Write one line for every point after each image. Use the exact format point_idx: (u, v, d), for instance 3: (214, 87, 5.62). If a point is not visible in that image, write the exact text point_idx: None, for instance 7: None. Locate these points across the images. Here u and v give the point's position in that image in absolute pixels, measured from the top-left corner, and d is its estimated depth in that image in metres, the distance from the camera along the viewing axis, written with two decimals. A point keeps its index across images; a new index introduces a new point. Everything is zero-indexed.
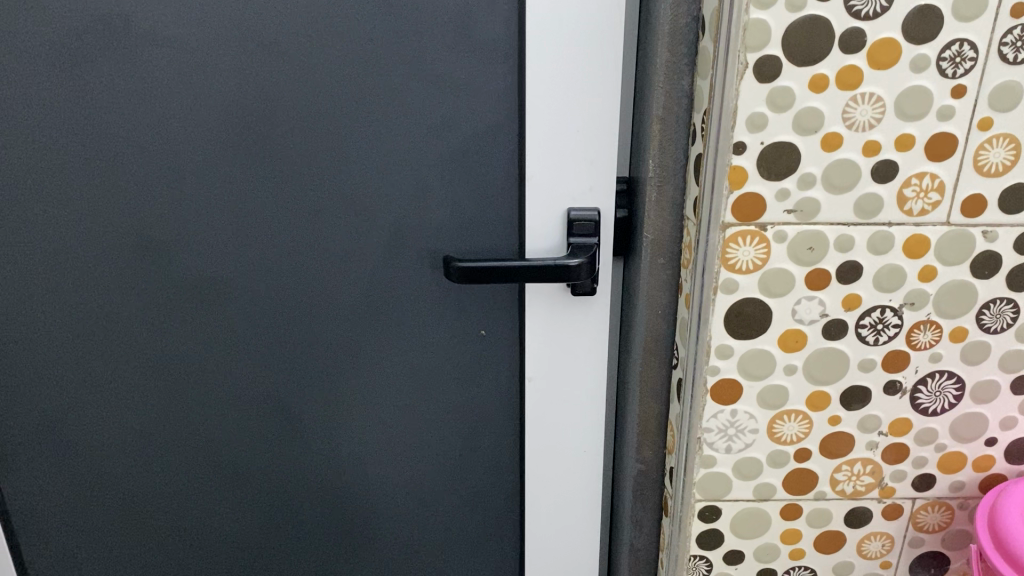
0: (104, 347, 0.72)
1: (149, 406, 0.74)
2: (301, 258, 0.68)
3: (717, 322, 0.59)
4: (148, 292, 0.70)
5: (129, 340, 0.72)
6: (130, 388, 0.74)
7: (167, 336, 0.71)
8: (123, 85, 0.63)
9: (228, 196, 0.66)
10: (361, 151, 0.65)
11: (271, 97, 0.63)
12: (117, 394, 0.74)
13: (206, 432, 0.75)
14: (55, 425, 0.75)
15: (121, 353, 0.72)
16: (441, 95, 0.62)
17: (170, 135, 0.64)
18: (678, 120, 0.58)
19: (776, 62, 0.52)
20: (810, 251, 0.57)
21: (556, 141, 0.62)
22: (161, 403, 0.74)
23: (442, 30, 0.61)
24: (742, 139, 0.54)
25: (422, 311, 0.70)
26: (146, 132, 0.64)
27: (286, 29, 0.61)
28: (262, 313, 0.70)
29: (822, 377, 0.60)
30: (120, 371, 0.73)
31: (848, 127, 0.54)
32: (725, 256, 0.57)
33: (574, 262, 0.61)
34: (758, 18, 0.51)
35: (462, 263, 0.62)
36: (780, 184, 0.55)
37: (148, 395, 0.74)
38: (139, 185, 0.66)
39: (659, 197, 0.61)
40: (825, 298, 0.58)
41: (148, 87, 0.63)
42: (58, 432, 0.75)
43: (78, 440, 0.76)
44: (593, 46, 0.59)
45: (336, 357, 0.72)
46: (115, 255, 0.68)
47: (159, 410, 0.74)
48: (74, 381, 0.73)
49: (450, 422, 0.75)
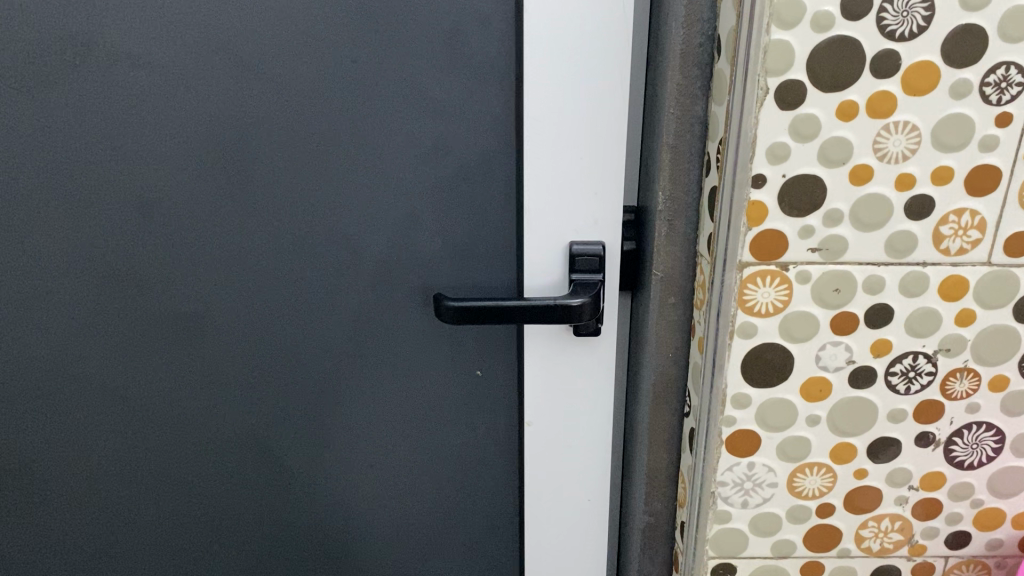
0: (75, 383, 0.67)
1: (120, 444, 0.70)
2: (281, 294, 0.63)
3: (733, 368, 0.54)
4: (117, 326, 0.65)
5: (101, 375, 0.67)
6: (99, 425, 0.69)
7: (139, 372, 0.67)
8: (88, 107, 0.58)
9: (201, 227, 0.61)
10: (345, 181, 0.60)
11: (247, 121, 0.58)
12: (89, 431, 0.69)
13: (183, 470, 0.71)
14: (25, 463, 0.70)
15: (92, 391, 0.68)
16: (432, 119, 0.57)
17: (138, 162, 0.60)
18: (692, 148, 0.53)
19: (800, 87, 0.48)
20: (836, 293, 0.52)
21: (558, 169, 0.57)
22: (137, 440, 0.69)
23: (434, 48, 0.55)
24: (762, 171, 0.49)
25: (414, 347, 0.65)
26: (112, 159, 0.59)
27: (264, 47, 0.56)
28: (241, 350, 0.66)
29: (848, 429, 0.55)
30: (92, 407, 0.68)
31: (879, 159, 0.49)
32: (742, 297, 0.52)
33: (577, 302, 0.55)
34: (780, 38, 0.46)
35: (454, 302, 0.56)
36: (804, 221, 0.51)
37: (121, 433, 0.69)
38: (108, 213, 0.61)
39: (671, 232, 0.55)
40: (852, 343, 0.53)
41: (116, 111, 0.58)
42: (27, 469, 0.71)
43: (48, 479, 0.71)
44: (598, 66, 0.54)
45: (320, 397, 0.68)
46: (83, 287, 0.64)
47: (135, 448, 0.70)
48: (40, 418, 0.69)
49: (446, 463, 0.70)
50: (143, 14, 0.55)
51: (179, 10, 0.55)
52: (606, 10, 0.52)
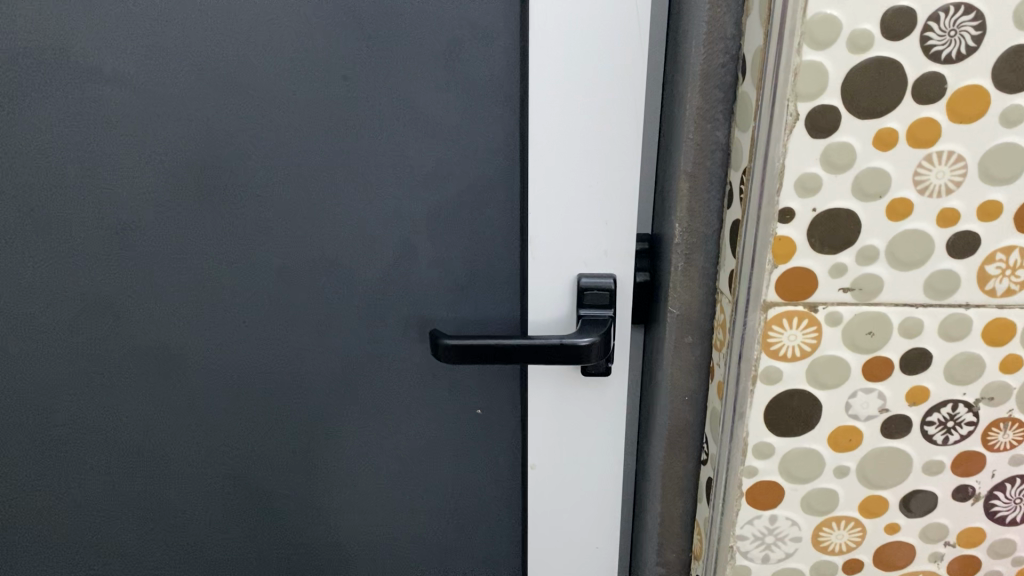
0: (56, 409, 0.65)
1: (104, 474, 0.67)
2: (270, 325, 0.61)
3: (755, 416, 0.49)
4: (99, 355, 0.62)
5: (82, 401, 0.64)
6: (84, 454, 0.67)
7: (123, 402, 0.64)
8: (68, 129, 0.55)
9: (185, 254, 0.58)
10: (336, 209, 0.56)
11: (233, 144, 0.55)
12: (71, 457, 0.67)
13: (170, 502, 0.68)
14: (6, 490, 0.68)
15: (73, 416, 0.65)
16: (430, 142, 0.54)
17: (119, 186, 0.57)
18: (713, 177, 0.48)
19: (833, 113, 0.43)
20: (869, 336, 0.48)
21: (566, 196, 0.52)
22: (120, 467, 0.67)
23: (432, 65, 0.52)
24: (790, 205, 0.45)
25: (412, 380, 0.62)
26: (93, 182, 0.57)
27: (250, 62, 0.53)
28: (229, 381, 0.63)
29: (879, 481, 0.51)
30: (73, 433, 0.66)
31: (920, 192, 0.45)
32: (767, 340, 0.47)
33: (584, 341, 0.51)
34: (812, 59, 0.42)
35: (451, 339, 0.52)
36: (835, 259, 0.46)
37: (104, 458, 0.67)
38: (87, 236, 0.58)
39: (688, 267, 0.50)
40: (885, 391, 0.49)
41: (97, 133, 0.55)
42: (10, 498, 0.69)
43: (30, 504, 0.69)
44: (611, 86, 0.49)
45: (313, 432, 0.65)
46: (62, 311, 0.61)
47: (121, 478, 0.67)
48: (20, 443, 0.66)
49: (444, 497, 0.67)
50: (123, 26, 0.52)
51: (161, 21, 0.52)
52: (619, 26, 0.47)
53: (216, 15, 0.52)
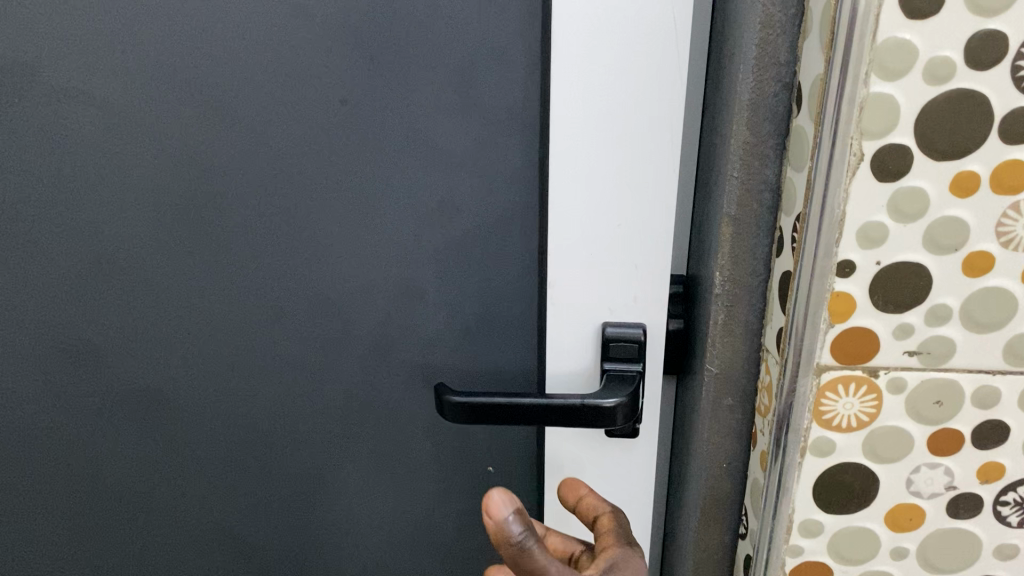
0: (32, 455, 0.60)
1: (90, 526, 0.63)
2: (266, 369, 0.56)
3: (803, 491, 0.43)
4: (81, 400, 0.58)
5: (61, 446, 0.60)
6: (67, 506, 0.62)
7: (108, 450, 0.60)
8: (44, 162, 0.51)
9: (173, 295, 0.54)
10: (335, 248, 0.52)
11: (223, 178, 0.51)
12: (50, 506, 0.62)
13: (160, 555, 0.64)
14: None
15: (53, 467, 0.60)
16: (438, 175, 0.50)
17: (101, 223, 0.52)
18: (760, 220, 0.43)
19: (905, 154, 0.37)
20: (937, 406, 0.41)
21: (590, 236, 0.47)
22: (100, 515, 0.62)
23: (441, 89, 0.48)
24: (850, 257, 0.39)
25: (416, 421, 0.57)
26: (73, 220, 0.52)
27: (239, 82, 0.48)
28: (220, 427, 0.58)
29: (942, 564, 0.45)
30: (54, 483, 0.61)
31: (1003, 245, 0.39)
32: (818, 408, 0.42)
33: (610, 403, 0.45)
34: (882, 91, 0.36)
35: (458, 396, 0.48)
36: (901, 318, 0.40)
37: (87, 509, 0.62)
38: (66, 275, 0.54)
39: (730, 320, 0.44)
40: (953, 466, 0.43)
41: (76, 167, 0.51)
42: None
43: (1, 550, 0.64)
44: (642, 116, 0.43)
45: (312, 479, 0.60)
46: (41, 355, 0.56)
47: (107, 530, 0.63)
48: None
49: (451, 542, 0.63)
50: (96, 42, 0.48)
51: (138, 37, 0.47)
52: (653, 47, 0.42)
53: (202, 31, 0.47)
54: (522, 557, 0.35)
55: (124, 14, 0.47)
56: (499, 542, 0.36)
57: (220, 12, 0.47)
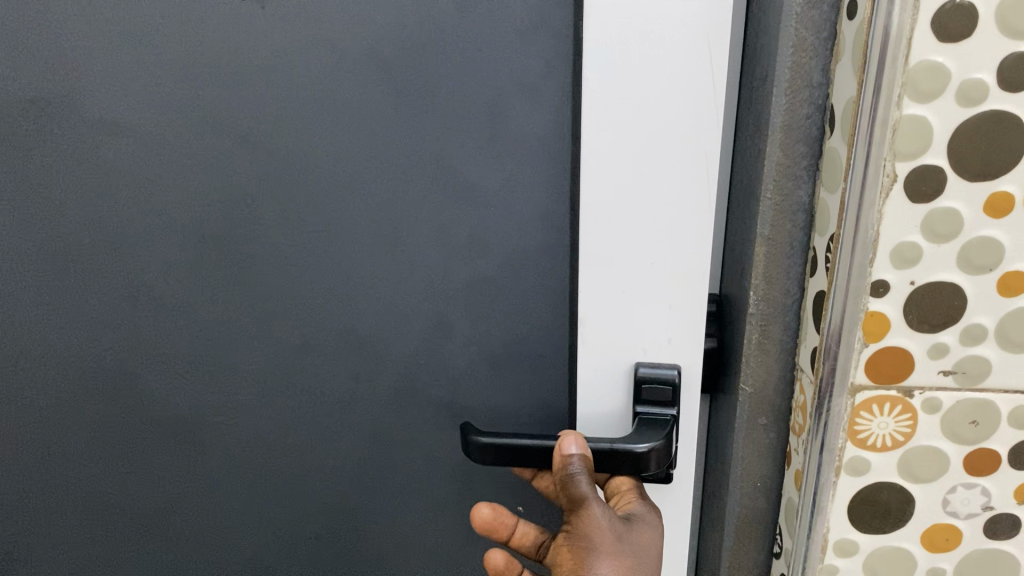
0: (93, 473, 0.63)
1: (147, 540, 0.66)
2: (308, 391, 0.59)
3: (838, 512, 0.44)
4: (135, 421, 0.61)
5: (119, 465, 0.63)
6: (125, 521, 0.65)
7: (161, 467, 0.62)
8: (108, 199, 0.54)
9: (223, 322, 0.57)
10: (375, 277, 0.54)
11: (270, 211, 0.53)
12: (109, 520, 0.65)
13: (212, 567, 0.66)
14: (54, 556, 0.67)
15: (111, 484, 0.64)
16: (472, 208, 0.51)
17: (158, 254, 0.55)
18: (793, 239, 0.43)
19: (940, 175, 0.37)
20: (973, 427, 0.41)
21: (620, 265, 0.47)
22: (155, 530, 0.65)
23: (473, 125, 0.49)
24: (884, 277, 0.39)
25: (446, 443, 0.59)
26: (132, 252, 0.56)
27: (279, 121, 0.51)
28: (265, 445, 0.61)
29: None
30: (111, 501, 0.64)
31: None
32: (853, 428, 0.42)
33: (642, 448, 0.47)
34: (914, 114, 0.36)
35: (484, 438, 0.50)
36: (935, 338, 0.40)
37: (144, 522, 0.65)
38: (124, 303, 0.57)
39: (764, 339, 0.45)
40: (990, 487, 0.43)
41: (136, 203, 0.54)
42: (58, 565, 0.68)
43: (44, 565, 0.68)
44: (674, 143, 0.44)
45: (353, 495, 0.62)
46: (100, 378, 0.60)
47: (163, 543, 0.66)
48: (63, 509, 0.65)
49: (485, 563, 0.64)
50: (141, 81, 0.51)
51: (180, 75, 0.51)
52: (685, 74, 0.42)
53: (240, 72, 0.50)
54: (568, 479, 0.46)
55: (170, 57, 0.50)
56: (558, 469, 0.47)
57: (258, 54, 0.50)
